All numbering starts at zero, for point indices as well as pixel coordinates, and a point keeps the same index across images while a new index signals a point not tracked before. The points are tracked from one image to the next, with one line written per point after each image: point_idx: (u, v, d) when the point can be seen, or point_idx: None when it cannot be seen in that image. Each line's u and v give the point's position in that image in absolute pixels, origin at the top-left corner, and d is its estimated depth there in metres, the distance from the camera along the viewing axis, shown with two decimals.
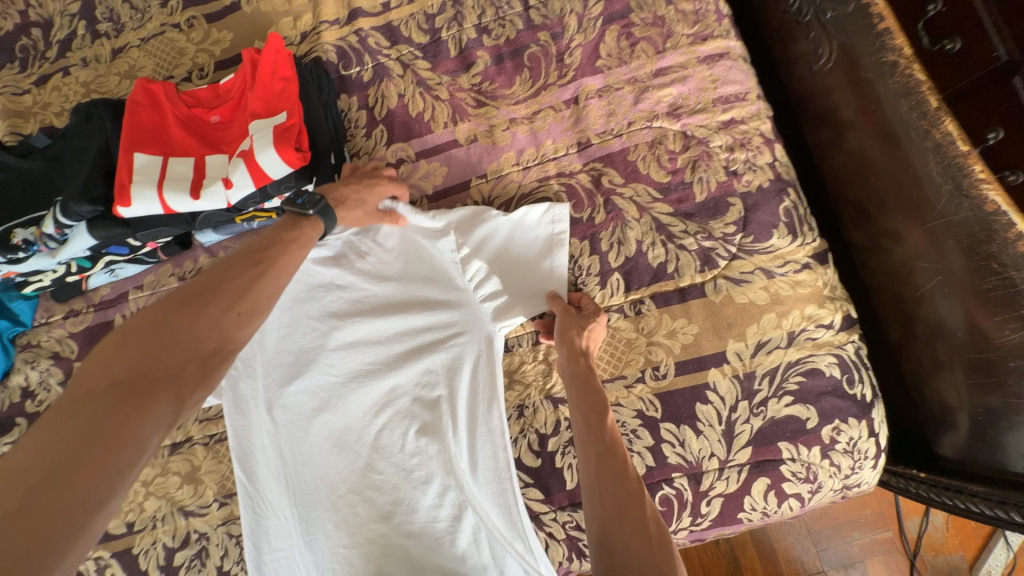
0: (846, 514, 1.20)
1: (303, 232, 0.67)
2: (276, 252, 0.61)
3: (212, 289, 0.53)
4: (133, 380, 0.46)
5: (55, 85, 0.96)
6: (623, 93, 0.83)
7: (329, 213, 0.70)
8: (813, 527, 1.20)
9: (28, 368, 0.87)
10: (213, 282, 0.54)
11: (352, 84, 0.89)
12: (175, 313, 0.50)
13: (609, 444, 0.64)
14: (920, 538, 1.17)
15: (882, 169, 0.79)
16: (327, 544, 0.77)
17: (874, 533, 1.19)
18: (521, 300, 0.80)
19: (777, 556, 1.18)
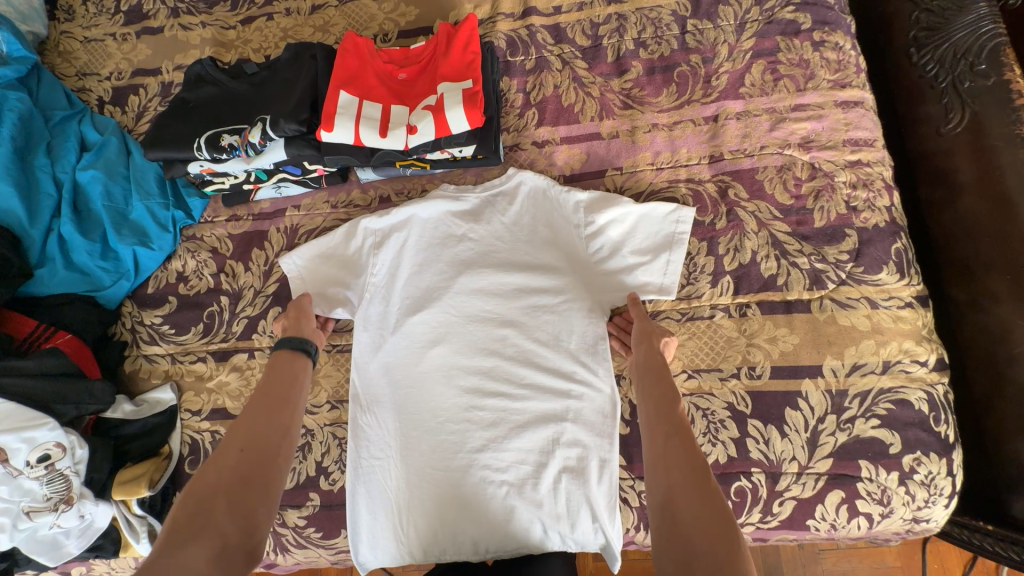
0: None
1: (277, 366, 0.78)
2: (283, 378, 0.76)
3: (256, 424, 0.69)
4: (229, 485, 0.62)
5: (258, 27, 1.11)
6: (760, 120, 0.91)
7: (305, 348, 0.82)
8: None
9: (189, 256, 1.01)
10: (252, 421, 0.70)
11: (515, 70, 1.01)
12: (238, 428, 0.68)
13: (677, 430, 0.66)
14: None
15: (995, 232, 0.85)
16: (419, 464, 0.86)
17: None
18: (608, 296, 0.89)
19: None
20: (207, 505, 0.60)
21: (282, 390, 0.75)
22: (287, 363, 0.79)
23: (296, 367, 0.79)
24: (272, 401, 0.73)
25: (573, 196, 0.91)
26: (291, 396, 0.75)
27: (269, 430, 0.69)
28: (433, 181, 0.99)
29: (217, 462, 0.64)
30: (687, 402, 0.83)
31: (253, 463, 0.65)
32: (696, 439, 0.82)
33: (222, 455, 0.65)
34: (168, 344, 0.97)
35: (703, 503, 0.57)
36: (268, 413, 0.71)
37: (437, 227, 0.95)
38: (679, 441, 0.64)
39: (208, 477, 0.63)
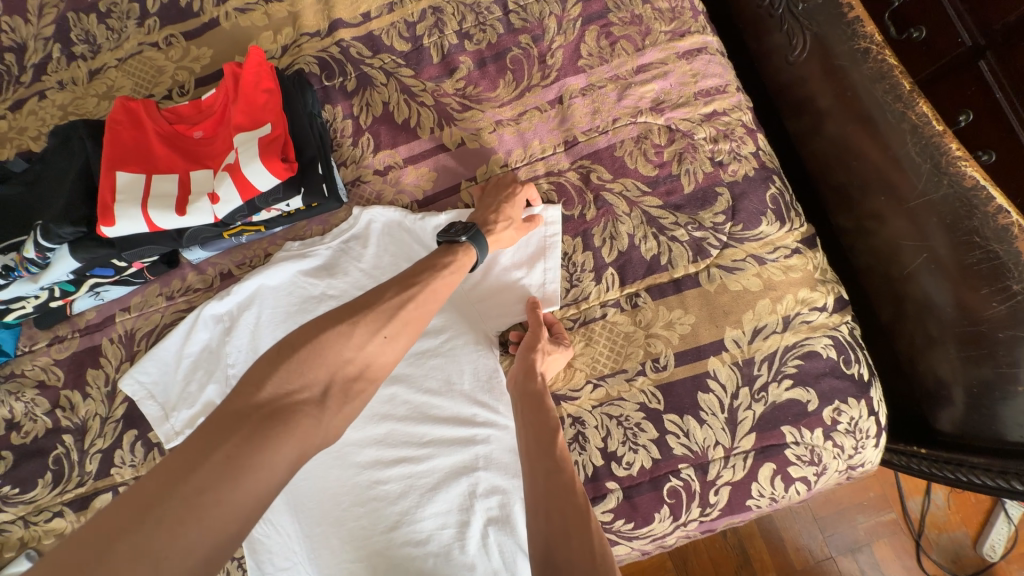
0: (851, 499, 1.27)
1: (455, 259, 0.68)
2: (426, 278, 0.63)
3: (360, 314, 0.57)
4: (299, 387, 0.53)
5: (30, 110, 0.94)
6: (606, 91, 0.84)
7: (480, 239, 0.71)
8: (819, 514, 1.27)
9: (13, 400, 0.84)
10: (354, 308, 0.59)
11: (335, 94, 0.88)
12: (320, 341, 0.55)
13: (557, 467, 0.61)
14: (923, 516, 1.25)
15: (861, 152, 0.81)
16: (330, 562, 0.73)
17: (880, 516, 1.26)
18: (492, 323, 0.83)
19: (786, 545, 1.25)
20: (279, 404, 0.51)
21: (422, 290, 0.62)
22: (446, 253, 0.68)
23: (464, 266, 0.69)
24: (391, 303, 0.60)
25: (429, 222, 0.82)
26: (414, 306, 0.61)
27: (368, 348, 0.56)
28: (276, 241, 0.86)
29: (298, 366, 0.54)
30: (598, 414, 0.76)
31: (336, 387, 0.54)
32: (616, 451, 0.75)
33: (319, 336, 0.56)
34: (16, 507, 0.82)
35: (581, 545, 0.52)
36: (379, 313, 0.58)
37: (289, 293, 0.82)
38: (559, 476, 0.60)
39: (290, 368, 0.53)
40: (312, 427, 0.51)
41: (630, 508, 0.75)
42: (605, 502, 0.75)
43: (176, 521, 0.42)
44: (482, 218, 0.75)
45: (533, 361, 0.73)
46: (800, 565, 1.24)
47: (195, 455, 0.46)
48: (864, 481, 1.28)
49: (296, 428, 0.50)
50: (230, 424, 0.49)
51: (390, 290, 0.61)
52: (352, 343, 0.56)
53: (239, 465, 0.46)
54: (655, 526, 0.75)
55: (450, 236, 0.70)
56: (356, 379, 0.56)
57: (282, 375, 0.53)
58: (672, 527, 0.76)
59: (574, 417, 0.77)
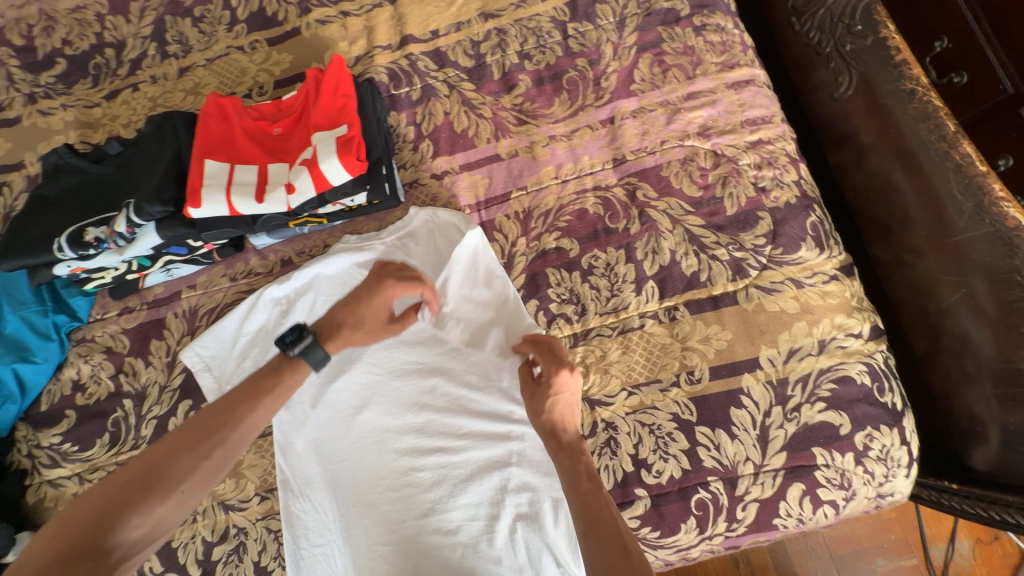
0: (871, 539, 1.27)
1: (282, 381, 0.63)
2: (259, 405, 0.60)
3: (160, 474, 0.54)
4: (65, 561, 0.48)
5: (125, 100, 1.03)
6: (656, 115, 0.88)
7: (314, 351, 0.64)
8: (835, 552, 1.27)
9: (81, 362, 0.90)
10: (151, 463, 0.55)
11: (401, 102, 0.95)
12: (140, 486, 0.53)
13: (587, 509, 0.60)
14: (946, 565, 1.25)
15: (902, 188, 0.84)
16: (365, 542, 0.78)
17: (898, 560, 1.26)
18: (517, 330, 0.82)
19: None
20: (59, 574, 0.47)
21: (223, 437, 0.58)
22: (274, 370, 0.64)
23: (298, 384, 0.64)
24: (197, 450, 0.56)
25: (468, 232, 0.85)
26: (227, 446, 0.58)
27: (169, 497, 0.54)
28: (335, 234, 0.92)
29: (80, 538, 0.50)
30: (631, 421, 0.79)
31: (124, 549, 0.51)
32: (646, 458, 0.77)
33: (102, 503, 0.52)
34: (73, 464, 0.87)
35: None
36: (183, 464, 0.55)
37: (346, 284, 0.88)
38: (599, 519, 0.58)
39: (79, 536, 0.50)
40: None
41: (658, 517, 0.76)
42: (633, 507, 0.77)
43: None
44: (331, 320, 0.69)
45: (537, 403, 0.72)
46: None
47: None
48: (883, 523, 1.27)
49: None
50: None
51: (194, 438, 0.57)
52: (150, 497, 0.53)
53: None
54: (681, 536, 0.76)
55: (284, 345, 0.64)
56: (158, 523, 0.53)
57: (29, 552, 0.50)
58: (698, 539, 0.77)
59: (608, 422, 0.79)
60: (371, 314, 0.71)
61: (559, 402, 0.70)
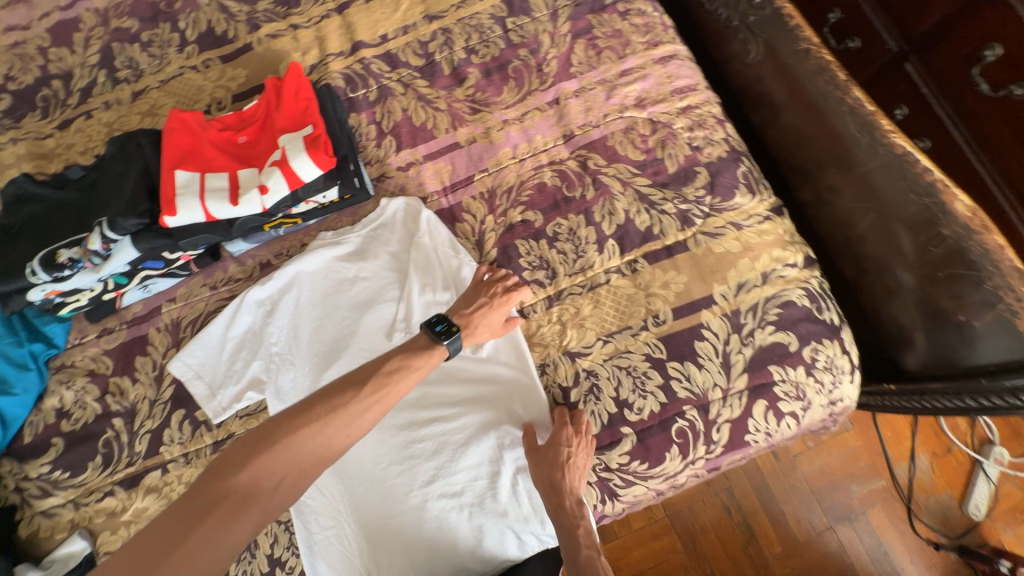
0: (844, 471, 1.53)
1: (428, 360, 0.72)
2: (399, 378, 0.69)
3: (323, 418, 0.63)
4: (248, 486, 0.59)
5: (77, 128, 1.03)
6: (596, 92, 0.98)
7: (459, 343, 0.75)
8: (815, 487, 1.52)
9: (64, 389, 0.90)
10: (328, 405, 0.65)
11: (360, 104, 1.00)
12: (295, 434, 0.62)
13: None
14: (911, 481, 1.51)
15: (812, 136, 0.96)
16: (376, 518, 0.82)
17: (870, 483, 1.52)
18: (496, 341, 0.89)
19: (788, 519, 1.49)
20: (246, 491, 0.59)
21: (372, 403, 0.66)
22: (415, 350, 0.73)
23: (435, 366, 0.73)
24: (359, 405, 0.65)
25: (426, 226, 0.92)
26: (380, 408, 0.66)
27: (325, 445, 0.63)
28: (311, 233, 0.96)
29: (258, 469, 0.60)
30: (610, 366, 0.86)
31: (285, 488, 0.60)
32: (627, 398, 0.84)
33: (286, 437, 0.62)
34: (65, 491, 0.86)
35: None
36: (350, 414, 0.64)
37: (327, 278, 0.92)
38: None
39: (260, 464, 0.60)
40: (274, 508, 0.59)
41: (644, 450, 0.83)
42: (621, 445, 0.83)
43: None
44: (463, 317, 0.80)
45: (562, 455, 0.77)
46: (802, 537, 1.48)
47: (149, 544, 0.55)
48: (853, 454, 1.54)
49: (258, 512, 0.58)
50: (186, 512, 0.57)
51: (359, 394, 0.66)
52: (321, 438, 0.63)
53: (191, 559, 0.54)
54: (668, 465, 0.84)
55: (436, 334, 0.75)
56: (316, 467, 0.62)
57: (224, 466, 0.61)
58: (683, 465, 0.84)
59: (589, 370, 0.86)
60: (495, 314, 0.82)
61: (562, 456, 0.77)
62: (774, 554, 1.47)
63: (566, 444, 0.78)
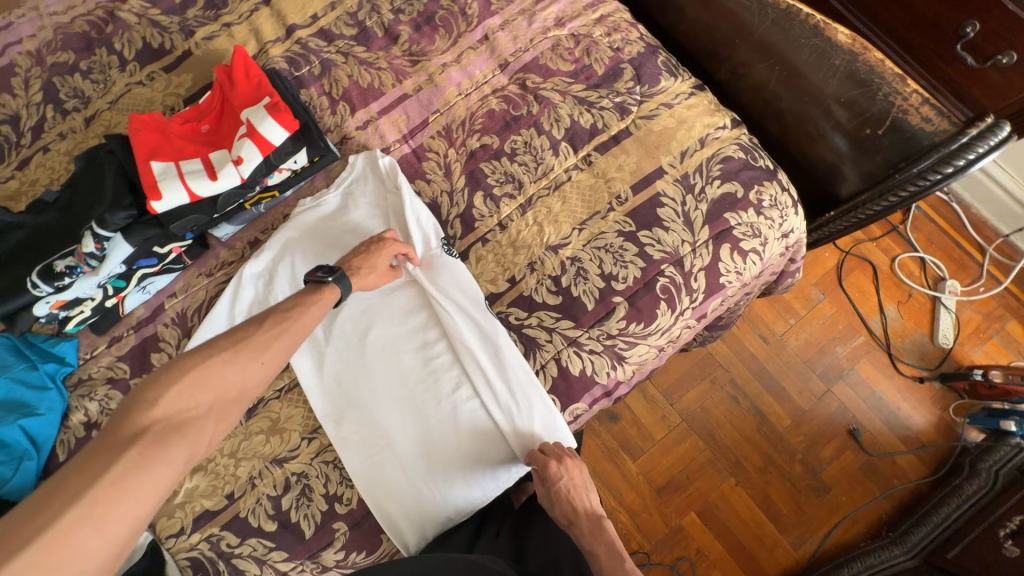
0: (826, 336, 1.66)
1: (322, 295, 0.78)
2: (296, 311, 0.74)
3: (237, 353, 0.66)
4: (170, 422, 0.58)
5: (37, 164, 1.05)
6: (519, 21, 1.07)
7: (345, 278, 0.81)
8: (806, 357, 1.64)
9: (87, 401, 0.92)
10: (235, 340, 0.68)
11: (306, 79, 1.07)
12: (207, 365, 0.64)
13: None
14: (886, 330, 1.66)
15: (712, 19, 1.09)
16: (416, 435, 0.88)
17: (851, 341, 1.66)
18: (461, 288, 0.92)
19: (790, 393, 1.61)
20: (170, 423, 0.58)
21: (282, 341, 0.71)
22: (314, 290, 0.79)
23: (329, 301, 0.79)
24: (266, 336, 0.70)
25: (388, 168, 0.98)
26: (289, 337, 0.72)
27: (244, 377, 0.66)
28: (290, 204, 1.02)
29: (178, 403, 0.60)
30: (590, 249, 0.95)
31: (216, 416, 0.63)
32: (612, 272, 0.94)
33: (201, 365, 0.64)
34: None
35: None
36: (260, 343, 0.69)
37: (315, 238, 0.98)
38: None
39: (181, 392, 0.61)
40: (204, 441, 0.61)
41: (637, 312, 0.93)
42: (616, 313, 0.93)
43: (47, 542, 0.46)
44: (350, 266, 0.86)
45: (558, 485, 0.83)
46: (805, 406, 1.60)
47: (64, 481, 0.51)
48: (831, 320, 1.68)
49: (191, 445, 0.59)
50: (104, 448, 0.54)
51: (262, 329, 0.70)
52: (236, 368, 0.66)
53: (119, 484, 0.52)
54: (661, 320, 0.93)
55: (319, 278, 0.81)
56: (239, 399, 0.66)
57: (136, 404, 0.58)
58: (674, 318, 0.94)
59: (572, 257, 0.95)
60: (380, 261, 0.88)
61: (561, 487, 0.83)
62: (785, 427, 1.58)
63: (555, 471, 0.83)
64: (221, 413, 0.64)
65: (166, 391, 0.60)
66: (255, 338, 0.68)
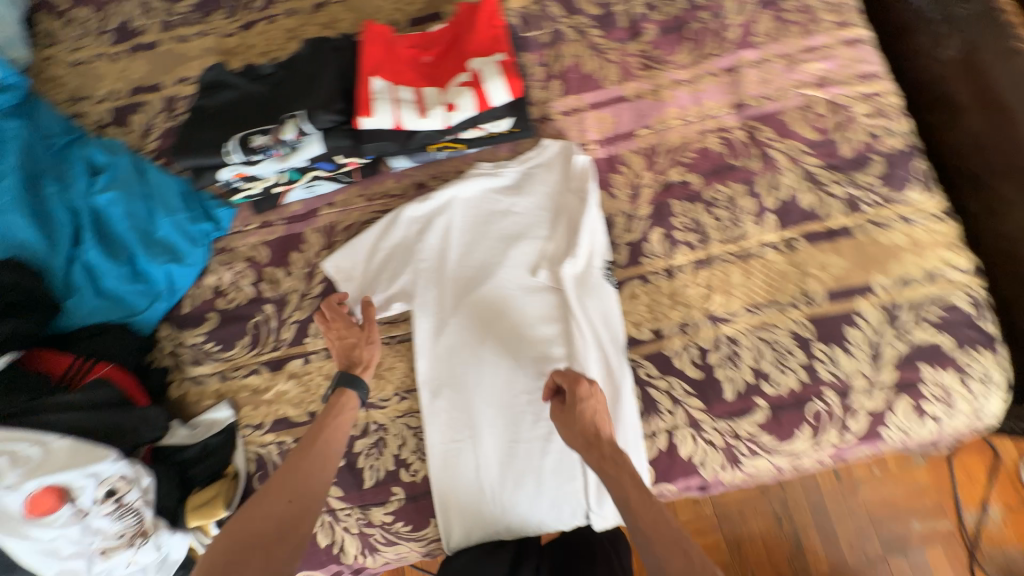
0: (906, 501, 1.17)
1: (331, 412, 0.79)
2: (317, 429, 0.76)
3: (284, 473, 0.70)
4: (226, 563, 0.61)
5: (259, 31, 1.09)
6: (775, 65, 0.96)
7: (353, 381, 0.81)
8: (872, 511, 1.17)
9: (224, 269, 0.96)
10: (283, 473, 0.70)
11: (531, 44, 1.02)
12: (247, 508, 0.66)
13: (655, 543, 0.62)
14: (979, 529, 1.14)
15: (996, 140, 0.92)
16: (502, 442, 0.84)
17: (934, 520, 1.15)
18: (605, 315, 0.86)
19: (841, 545, 1.15)
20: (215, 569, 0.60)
21: (315, 452, 0.73)
22: (328, 410, 0.79)
23: (348, 415, 0.79)
24: (300, 457, 0.72)
25: (584, 167, 0.92)
26: (313, 457, 0.73)
27: (284, 500, 0.67)
28: (468, 161, 0.98)
29: (261, 507, 0.66)
30: (754, 337, 0.85)
31: (289, 517, 0.66)
32: (768, 371, 0.83)
33: (236, 521, 0.65)
34: (214, 362, 0.93)
35: None
36: (289, 469, 0.71)
37: (480, 206, 0.94)
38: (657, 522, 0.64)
39: (227, 536, 0.63)
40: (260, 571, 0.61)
41: (775, 424, 0.82)
42: (753, 415, 0.82)
43: None
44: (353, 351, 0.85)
45: (586, 414, 0.74)
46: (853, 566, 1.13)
47: None
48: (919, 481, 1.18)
49: None
50: None
51: (302, 454, 0.73)
52: (274, 498, 0.67)
53: None
54: (797, 443, 0.82)
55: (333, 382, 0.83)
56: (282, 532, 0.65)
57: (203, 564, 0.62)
58: (812, 447, 0.82)
59: (731, 337, 0.85)
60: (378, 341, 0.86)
61: (586, 410, 0.74)
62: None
63: (582, 384, 0.76)
64: (300, 512, 0.67)
65: (220, 536, 0.64)
66: (297, 461, 0.72)
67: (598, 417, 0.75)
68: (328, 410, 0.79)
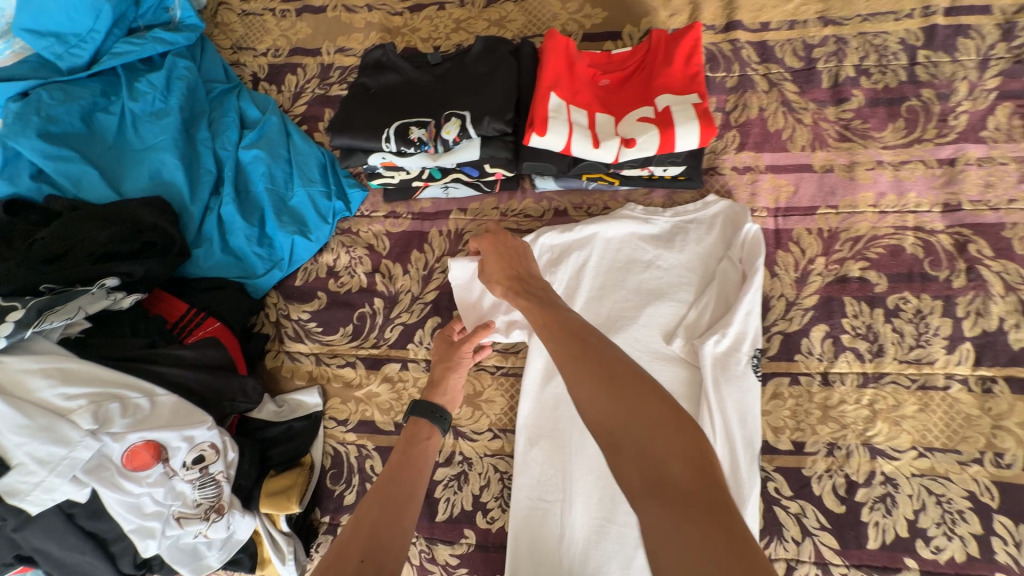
0: None
1: (408, 448, 0.70)
2: (395, 469, 0.67)
3: (355, 525, 0.58)
4: None
5: (427, 15, 1.05)
6: (1007, 169, 0.81)
7: (419, 407, 0.75)
8: None
9: (343, 251, 0.94)
10: (353, 528, 0.58)
11: (713, 86, 0.93)
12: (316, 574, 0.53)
13: (592, 376, 0.51)
14: None
15: None
16: (591, 517, 0.74)
17: None
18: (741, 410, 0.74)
19: None
20: None
21: (399, 495, 0.63)
22: (404, 445, 0.71)
23: (427, 451, 0.71)
24: (374, 507, 0.61)
25: (751, 237, 0.80)
26: (393, 500, 0.62)
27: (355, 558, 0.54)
28: (617, 199, 0.90)
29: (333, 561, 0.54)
30: (916, 483, 0.72)
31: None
32: (926, 529, 0.70)
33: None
34: (313, 343, 0.90)
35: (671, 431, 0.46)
36: (362, 521, 0.59)
37: (622, 251, 0.85)
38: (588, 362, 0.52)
39: None
40: None
41: None
42: None
43: None
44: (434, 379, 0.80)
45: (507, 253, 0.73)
46: None
47: None
48: None
49: None
50: None
51: (376, 503, 0.61)
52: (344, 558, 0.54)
53: None
54: None
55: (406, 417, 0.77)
56: None
57: None
58: None
59: (889, 477, 0.73)
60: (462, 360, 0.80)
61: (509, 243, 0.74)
62: None
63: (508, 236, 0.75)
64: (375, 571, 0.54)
65: None
66: (373, 510, 0.60)
67: (524, 257, 0.73)
68: (403, 447, 0.71)
